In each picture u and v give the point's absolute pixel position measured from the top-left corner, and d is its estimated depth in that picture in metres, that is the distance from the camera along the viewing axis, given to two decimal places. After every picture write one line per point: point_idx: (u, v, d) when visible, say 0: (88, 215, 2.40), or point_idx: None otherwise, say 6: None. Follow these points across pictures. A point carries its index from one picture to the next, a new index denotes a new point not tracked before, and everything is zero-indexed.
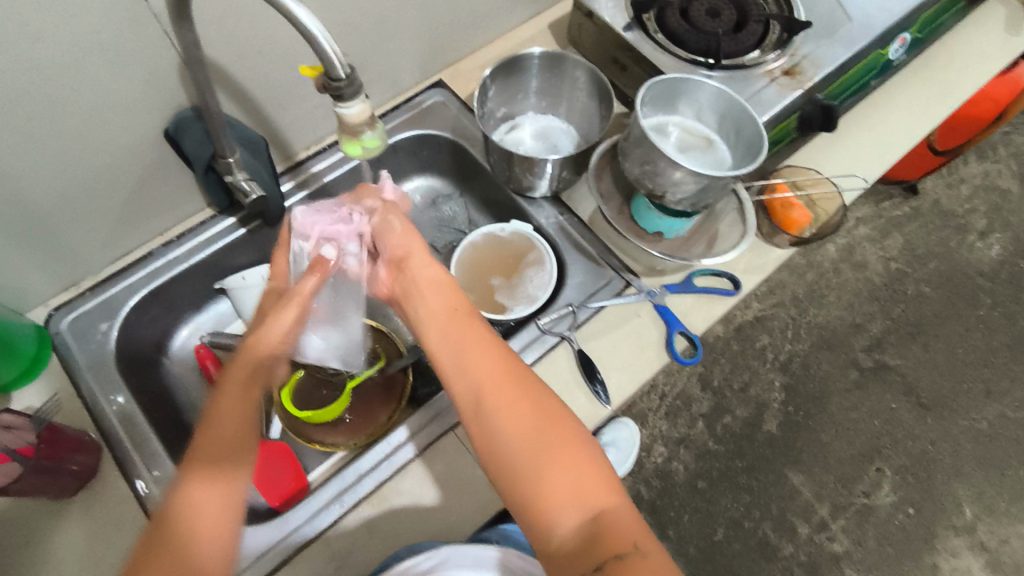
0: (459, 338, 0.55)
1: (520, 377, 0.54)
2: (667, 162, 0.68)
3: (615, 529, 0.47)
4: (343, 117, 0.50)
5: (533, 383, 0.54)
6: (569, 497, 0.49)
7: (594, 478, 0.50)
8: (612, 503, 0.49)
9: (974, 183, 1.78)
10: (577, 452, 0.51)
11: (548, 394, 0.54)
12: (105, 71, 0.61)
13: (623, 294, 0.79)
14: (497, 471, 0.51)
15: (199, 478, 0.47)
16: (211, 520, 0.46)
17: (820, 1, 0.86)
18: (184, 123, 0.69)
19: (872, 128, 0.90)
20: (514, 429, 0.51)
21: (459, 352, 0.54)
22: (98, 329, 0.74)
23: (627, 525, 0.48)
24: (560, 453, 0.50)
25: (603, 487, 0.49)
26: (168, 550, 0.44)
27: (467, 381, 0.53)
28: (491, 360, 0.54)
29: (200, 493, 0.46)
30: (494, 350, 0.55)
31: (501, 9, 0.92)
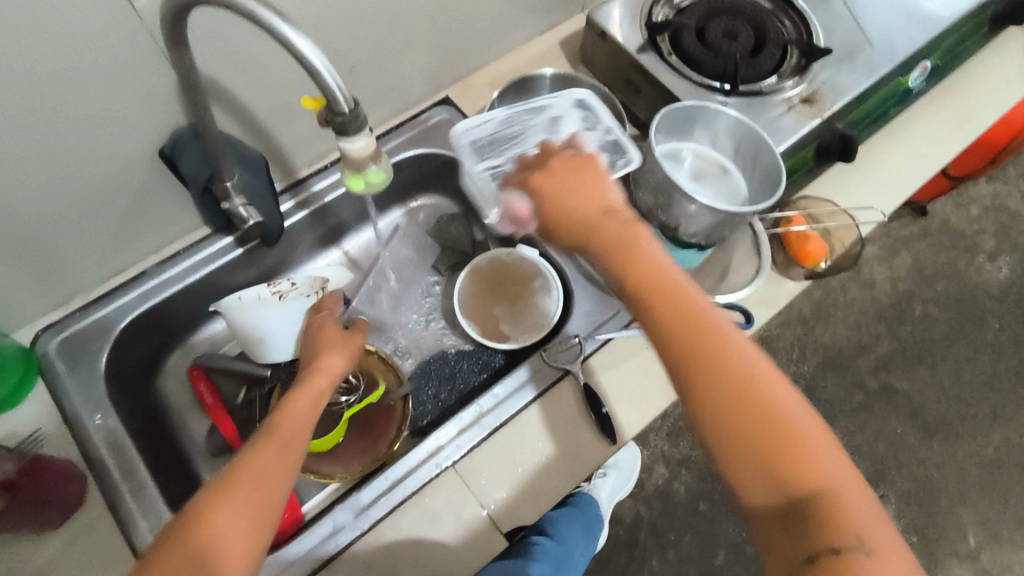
0: (640, 275, 0.51)
1: (698, 315, 0.49)
2: (682, 194, 0.66)
3: (848, 517, 0.43)
4: (347, 151, 0.47)
5: (755, 357, 0.48)
6: (767, 474, 0.45)
7: (817, 460, 0.45)
8: (827, 481, 0.44)
9: (983, 203, 1.76)
10: (802, 452, 0.45)
11: (754, 354, 0.48)
12: (99, 89, 0.58)
13: (631, 326, 0.76)
14: (677, 353, 0.49)
15: (275, 436, 0.54)
16: (277, 468, 0.52)
17: (840, 25, 0.84)
18: (182, 141, 0.66)
19: (890, 156, 0.88)
20: (667, 290, 0.50)
21: (642, 289, 0.51)
22: (88, 351, 0.72)
23: (856, 505, 0.44)
24: (759, 410, 0.46)
25: (823, 467, 0.45)
26: (236, 485, 0.50)
27: (624, 276, 0.52)
28: (652, 261, 0.52)
29: (227, 503, 0.48)
30: (703, 311, 0.49)
31: (511, 25, 0.89)
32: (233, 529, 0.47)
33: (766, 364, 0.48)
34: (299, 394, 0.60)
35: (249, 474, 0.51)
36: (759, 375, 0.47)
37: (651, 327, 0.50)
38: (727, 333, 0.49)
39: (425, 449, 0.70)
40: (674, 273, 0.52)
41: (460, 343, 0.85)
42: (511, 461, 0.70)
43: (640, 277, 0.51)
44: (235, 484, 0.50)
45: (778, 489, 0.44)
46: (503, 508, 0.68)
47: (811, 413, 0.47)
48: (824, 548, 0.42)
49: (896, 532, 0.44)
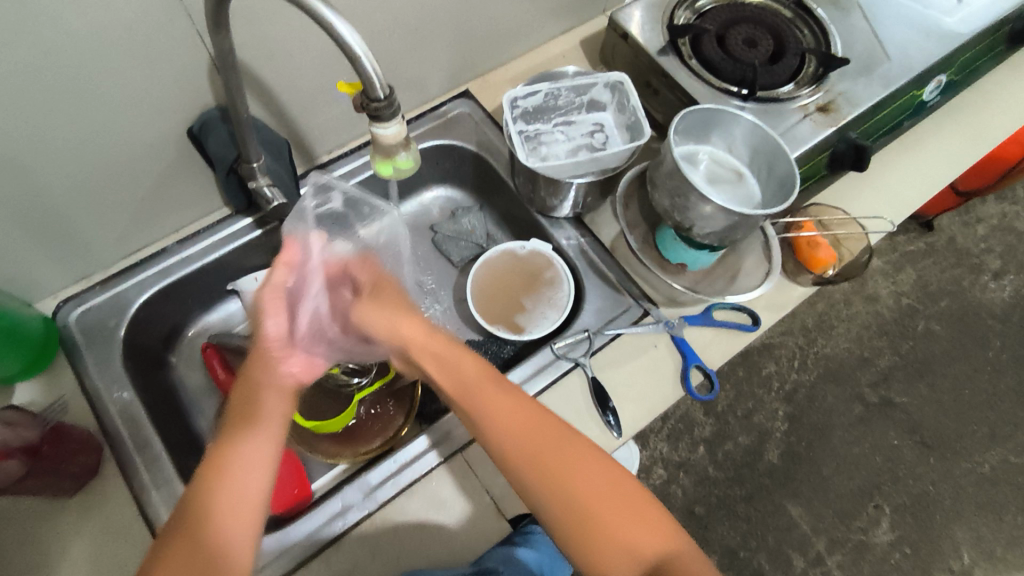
0: (489, 411, 0.60)
1: (533, 415, 0.60)
2: (698, 195, 0.67)
3: (683, 574, 0.55)
4: (379, 137, 0.48)
5: (584, 453, 0.59)
6: (625, 549, 0.55)
7: (646, 527, 0.56)
8: (668, 546, 0.57)
9: (991, 223, 1.77)
10: (636, 520, 0.57)
11: (585, 450, 0.59)
12: (135, 68, 0.59)
13: (641, 323, 0.77)
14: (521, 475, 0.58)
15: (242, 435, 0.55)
16: (251, 474, 0.54)
17: (858, 38, 0.85)
18: (210, 124, 0.68)
19: (902, 169, 0.89)
20: (507, 418, 0.59)
21: (507, 438, 0.59)
22: (107, 325, 0.73)
23: (699, 574, 0.56)
24: (607, 505, 0.57)
25: (651, 533, 0.56)
26: (222, 478, 0.53)
27: (482, 411, 0.60)
28: (505, 396, 0.61)
29: (242, 448, 0.54)
30: (534, 425, 0.59)
31: (534, 24, 0.91)
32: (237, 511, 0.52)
33: (589, 449, 0.60)
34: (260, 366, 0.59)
35: (225, 466, 0.53)
36: (604, 468, 0.58)
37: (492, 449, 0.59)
38: (566, 435, 0.59)
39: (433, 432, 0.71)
40: (519, 400, 0.61)
41: (470, 334, 0.86)
42: None
43: (477, 409, 0.60)
44: (217, 478, 0.53)
45: (638, 564, 0.55)
46: (507, 496, 0.69)
47: (620, 469, 0.59)
48: None
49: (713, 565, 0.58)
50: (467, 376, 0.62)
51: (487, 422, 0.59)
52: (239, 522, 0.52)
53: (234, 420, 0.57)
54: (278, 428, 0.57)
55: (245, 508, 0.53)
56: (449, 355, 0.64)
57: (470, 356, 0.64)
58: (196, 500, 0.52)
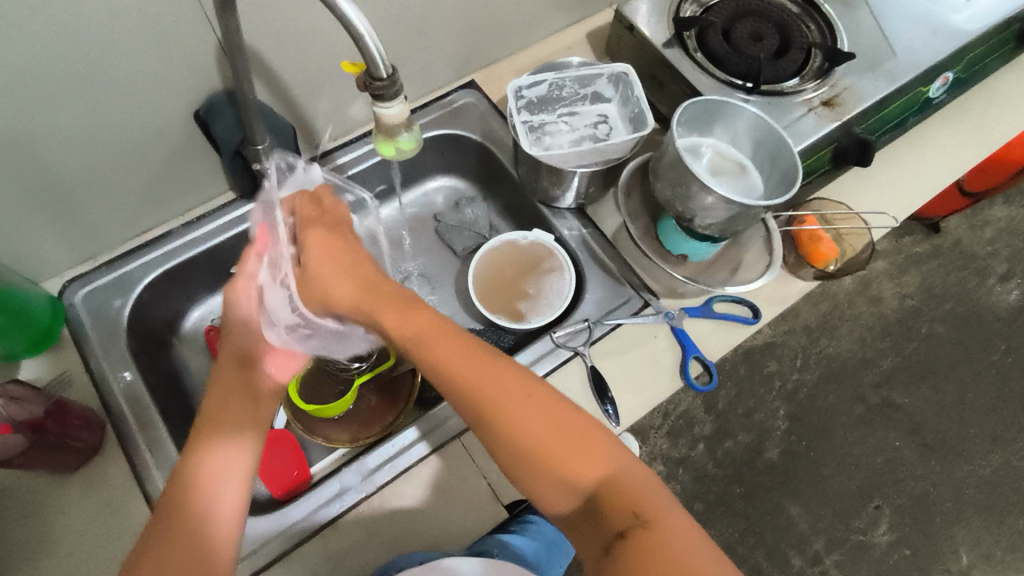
0: (436, 350, 0.56)
1: (478, 349, 0.56)
2: (700, 185, 0.68)
3: (627, 498, 0.49)
4: (382, 116, 0.49)
5: (523, 385, 0.54)
6: (562, 482, 0.51)
7: (581, 454, 0.51)
8: (609, 472, 0.51)
9: (998, 226, 1.76)
10: (578, 448, 0.52)
11: (531, 379, 0.55)
12: (143, 50, 0.60)
13: (641, 314, 0.77)
14: (468, 409, 0.54)
15: (215, 437, 0.55)
16: (229, 473, 0.55)
17: (864, 34, 0.85)
18: (216, 107, 0.68)
19: (906, 166, 0.89)
20: (443, 355, 0.55)
21: (437, 362, 0.55)
22: (112, 306, 0.74)
23: (645, 491, 0.50)
24: (540, 431, 0.52)
25: (590, 461, 0.51)
26: (199, 478, 0.53)
27: (423, 352, 0.56)
28: (449, 338, 0.56)
29: (221, 452, 0.55)
30: (468, 354, 0.56)
31: (540, 16, 0.91)
32: (216, 511, 0.53)
33: (540, 382, 0.55)
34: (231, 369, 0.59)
35: (201, 465, 0.54)
36: (541, 400, 0.54)
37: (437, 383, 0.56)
38: (530, 396, 0.54)
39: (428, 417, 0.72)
40: (467, 343, 0.57)
41: (471, 323, 0.86)
42: None
43: (418, 345, 0.56)
44: (195, 480, 0.53)
45: (573, 494, 0.51)
46: (504, 482, 0.70)
47: (562, 399, 0.54)
48: (630, 526, 0.48)
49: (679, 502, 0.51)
50: (396, 318, 0.57)
51: (420, 354, 0.56)
52: (219, 522, 0.53)
53: (207, 424, 0.56)
54: (248, 429, 0.57)
55: (225, 503, 0.53)
56: (370, 296, 0.59)
57: (398, 291, 0.60)
58: (172, 506, 0.52)
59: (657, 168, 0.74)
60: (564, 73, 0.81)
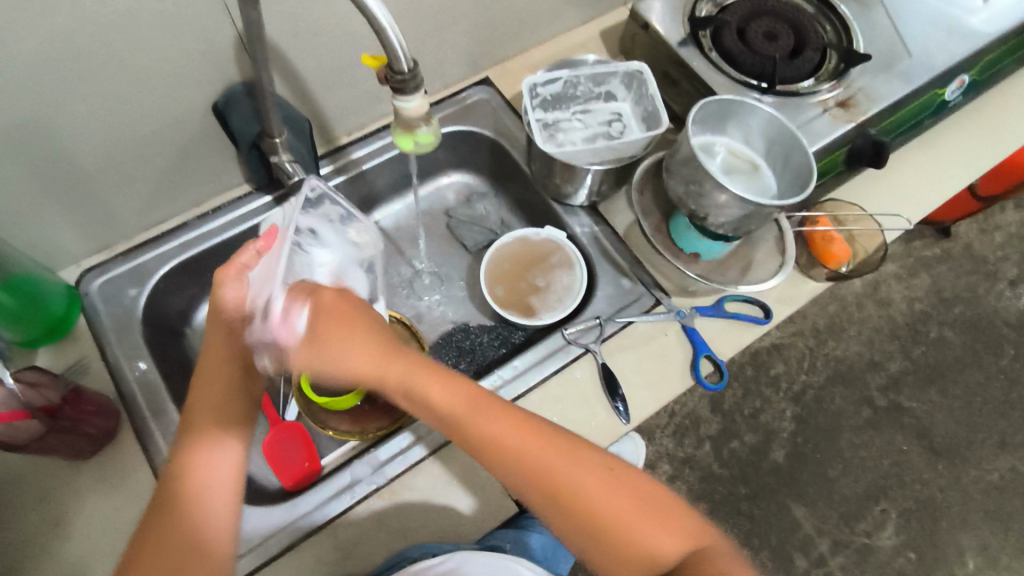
0: (494, 434, 0.56)
1: (544, 434, 0.57)
2: (714, 184, 0.68)
3: (711, 566, 0.53)
4: (401, 109, 0.49)
5: (595, 463, 0.56)
6: (648, 554, 0.54)
7: (664, 528, 0.55)
8: (693, 543, 0.55)
9: (1009, 231, 1.75)
10: (651, 517, 0.55)
11: (591, 450, 0.57)
12: (164, 41, 0.61)
13: (652, 312, 0.78)
14: (537, 497, 0.56)
15: (201, 433, 0.56)
16: (218, 470, 0.55)
17: (880, 34, 0.85)
18: (235, 98, 0.69)
19: (920, 167, 0.89)
20: (506, 443, 0.56)
21: (515, 469, 0.56)
22: (127, 295, 0.74)
23: (728, 563, 0.54)
24: (616, 505, 0.55)
25: (672, 533, 0.55)
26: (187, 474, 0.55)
27: (485, 443, 0.56)
28: (512, 422, 0.57)
29: (218, 451, 0.56)
30: (532, 432, 0.57)
31: (554, 14, 0.91)
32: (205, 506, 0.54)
33: (596, 450, 0.58)
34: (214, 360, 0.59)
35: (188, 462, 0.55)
36: (619, 485, 0.56)
37: (500, 471, 0.57)
38: (580, 455, 0.56)
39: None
40: (520, 421, 0.57)
41: (481, 318, 0.87)
42: None
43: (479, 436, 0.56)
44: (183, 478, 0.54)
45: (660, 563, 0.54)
46: None
47: (633, 468, 0.58)
48: None
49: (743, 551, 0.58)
50: (456, 406, 0.57)
51: (481, 445, 0.56)
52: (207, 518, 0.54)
53: (195, 417, 0.57)
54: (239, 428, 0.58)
55: (215, 498, 0.54)
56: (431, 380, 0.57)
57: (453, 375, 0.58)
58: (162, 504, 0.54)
59: (670, 166, 0.74)
60: (579, 70, 0.81)
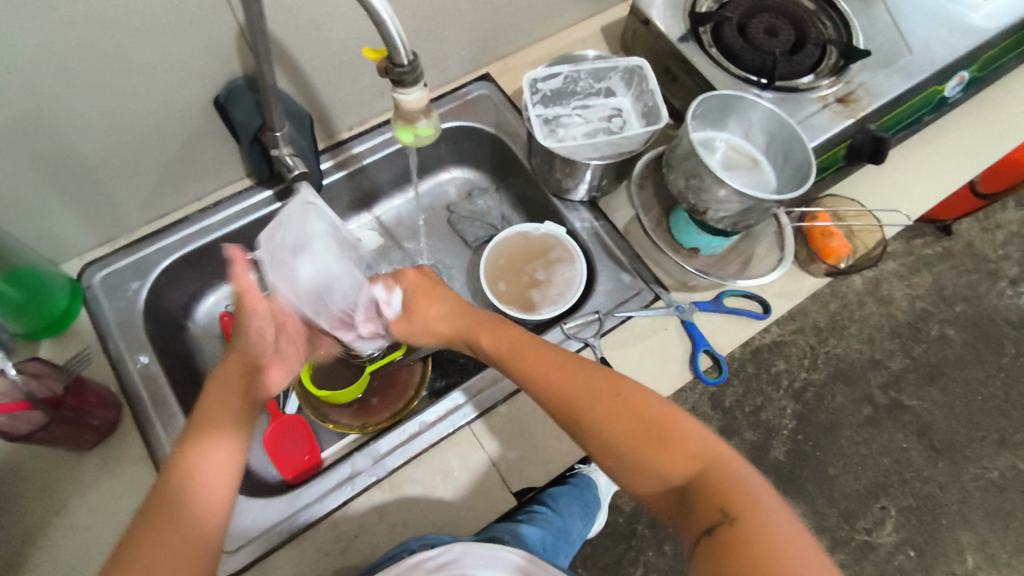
0: (517, 356, 0.61)
1: (561, 358, 0.60)
2: (713, 178, 0.68)
3: (717, 490, 0.49)
4: (402, 102, 0.49)
5: (606, 377, 0.57)
6: (649, 471, 0.53)
7: (674, 447, 0.52)
8: (703, 466, 0.51)
9: (1010, 229, 1.75)
10: (660, 434, 0.53)
11: (605, 370, 0.58)
12: (166, 34, 0.61)
13: (651, 306, 0.78)
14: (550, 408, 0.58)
15: (202, 438, 0.54)
16: (213, 473, 0.53)
17: (881, 30, 0.85)
18: (237, 92, 0.69)
19: (920, 163, 0.89)
20: (523, 362, 0.60)
21: (543, 381, 0.58)
22: (129, 288, 0.75)
23: (743, 485, 0.50)
24: (621, 414, 0.54)
25: (681, 458, 0.52)
26: (180, 477, 0.52)
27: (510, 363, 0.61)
28: (533, 347, 0.61)
29: (215, 448, 0.54)
30: (548, 354, 0.60)
31: (554, 10, 0.92)
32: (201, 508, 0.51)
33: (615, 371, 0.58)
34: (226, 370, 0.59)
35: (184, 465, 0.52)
36: (628, 397, 0.55)
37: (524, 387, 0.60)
38: (594, 373, 0.58)
39: (447, 405, 0.72)
40: (539, 345, 0.61)
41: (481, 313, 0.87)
42: (525, 426, 0.72)
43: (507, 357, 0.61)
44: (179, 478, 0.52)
45: (665, 483, 0.52)
46: (513, 469, 0.70)
47: (650, 391, 0.56)
48: (713, 524, 0.48)
49: (778, 494, 0.51)
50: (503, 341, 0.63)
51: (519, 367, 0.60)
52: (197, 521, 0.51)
53: (199, 424, 0.55)
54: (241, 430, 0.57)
55: (206, 499, 0.52)
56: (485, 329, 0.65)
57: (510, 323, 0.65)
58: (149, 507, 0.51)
59: (670, 160, 0.74)
60: (578, 66, 0.81)
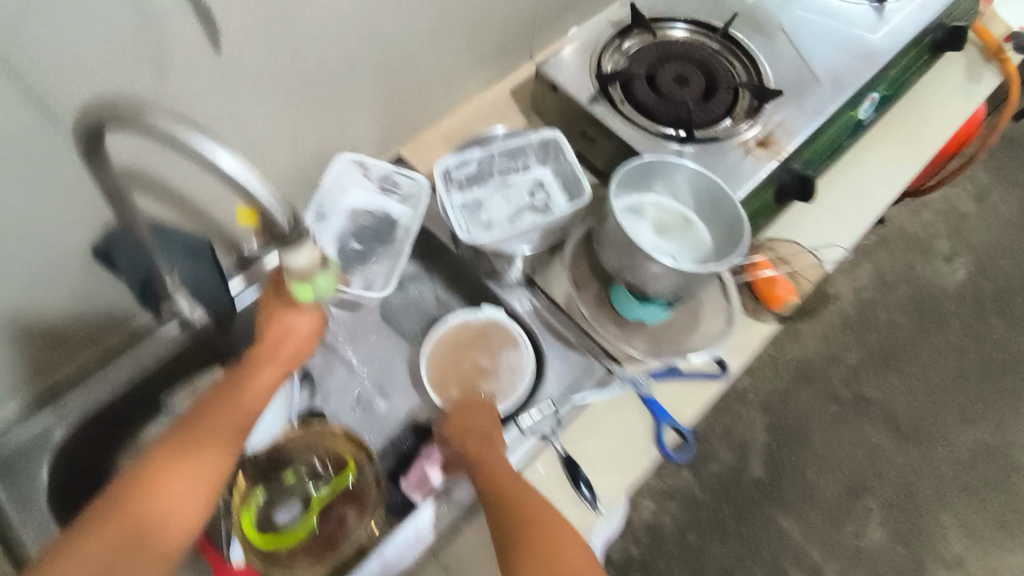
0: (496, 475, 0.61)
1: (529, 492, 0.60)
2: (646, 254, 0.65)
3: None
4: (291, 263, 0.44)
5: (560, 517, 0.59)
6: None
7: None
8: None
9: (935, 207, 1.81)
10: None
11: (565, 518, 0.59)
12: (16, 202, 0.53)
13: (606, 385, 0.74)
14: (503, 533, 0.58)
15: (199, 445, 0.51)
16: (195, 485, 0.50)
17: (787, 65, 0.85)
18: (114, 242, 0.60)
19: (846, 186, 0.89)
20: (504, 481, 0.61)
21: (511, 502, 0.59)
22: (26, 468, 0.66)
23: None
24: (568, 558, 0.56)
25: None
26: (174, 478, 0.49)
27: (489, 482, 0.61)
28: (512, 474, 0.62)
29: (204, 460, 0.51)
30: (523, 487, 0.61)
31: (458, 80, 0.88)
32: (177, 514, 0.49)
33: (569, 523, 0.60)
34: (244, 394, 0.55)
35: (179, 464, 0.50)
36: (575, 543, 0.57)
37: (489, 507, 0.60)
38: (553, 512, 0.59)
39: (414, 547, 0.67)
40: (519, 478, 0.62)
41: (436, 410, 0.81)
42: None
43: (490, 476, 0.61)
44: (157, 486, 0.49)
45: None
46: None
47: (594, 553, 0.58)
48: None
49: None
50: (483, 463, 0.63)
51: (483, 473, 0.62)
52: (167, 501, 0.49)
53: (196, 432, 0.52)
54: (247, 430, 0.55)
55: (184, 508, 0.50)
56: (471, 449, 0.65)
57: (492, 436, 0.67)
58: (109, 500, 0.48)
59: (601, 235, 0.71)
60: (486, 148, 0.78)
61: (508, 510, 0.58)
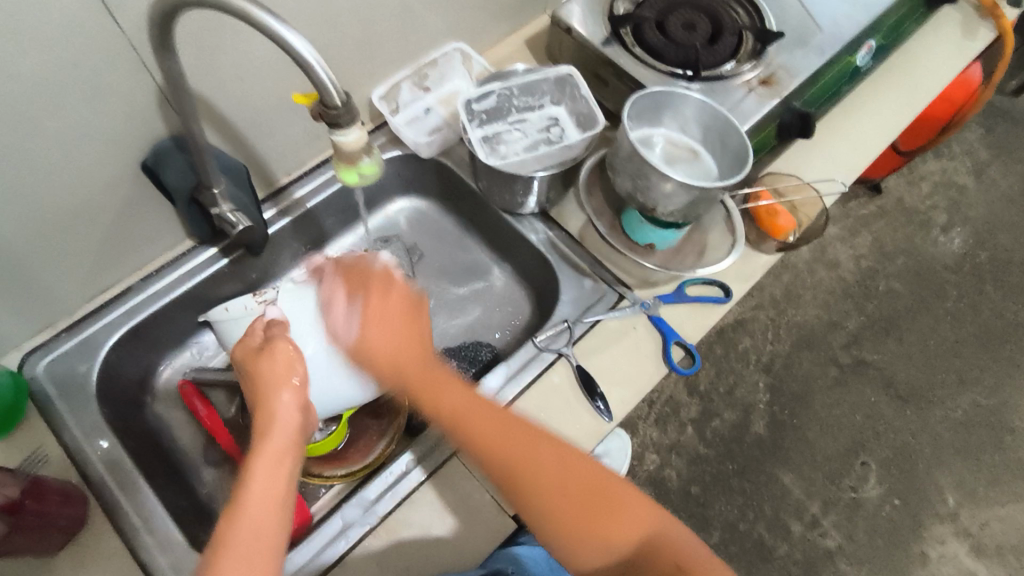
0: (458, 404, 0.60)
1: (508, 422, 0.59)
2: (659, 174, 0.69)
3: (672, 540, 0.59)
4: (340, 144, 0.50)
5: (547, 439, 0.59)
6: (602, 540, 0.57)
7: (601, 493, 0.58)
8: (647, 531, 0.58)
9: (933, 180, 1.85)
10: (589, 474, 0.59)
11: (537, 432, 0.59)
12: (79, 105, 0.58)
13: (618, 307, 0.79)
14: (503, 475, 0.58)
15: (265, 441, 0.54)
16: (275, 486, 0.53)
17: (790, 12, 0.89)
18: (165, 154, 0.66)
19: (845, 132, 0.93)
20: (483, 425, 0.59)
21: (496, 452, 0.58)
22: (79, 371, 0.71)
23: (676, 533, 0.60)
24: (572, 479, 0.58)
25: (633, 519, 0.58)
26: (258, 473, 0.52)
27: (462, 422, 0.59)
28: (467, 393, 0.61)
29: (267, 466, 0.53)
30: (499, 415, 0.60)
31: (476, 29, 0.92)
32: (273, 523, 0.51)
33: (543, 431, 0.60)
34: (282, 411, 0.56)
35: (260, 463, 0.53)
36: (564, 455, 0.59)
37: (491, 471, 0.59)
38: (532, 437, 0.59)
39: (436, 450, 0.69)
40: (499, 416, 0.59)
41: (455, 339, 0.87)
42: None
43: (466, 421, 0.59)
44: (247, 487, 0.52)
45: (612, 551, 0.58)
46: None
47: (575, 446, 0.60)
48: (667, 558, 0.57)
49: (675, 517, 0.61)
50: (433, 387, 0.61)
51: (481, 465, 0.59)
52: (267, 511, 0.51)
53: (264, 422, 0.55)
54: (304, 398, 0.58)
55: (275, 504, 0.52)
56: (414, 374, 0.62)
57: (463, 383, 0.62)
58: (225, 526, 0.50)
59: (615, 163, 0.75)
60: (508, 81, 0.83)
61: (497, 447, 0.58)
